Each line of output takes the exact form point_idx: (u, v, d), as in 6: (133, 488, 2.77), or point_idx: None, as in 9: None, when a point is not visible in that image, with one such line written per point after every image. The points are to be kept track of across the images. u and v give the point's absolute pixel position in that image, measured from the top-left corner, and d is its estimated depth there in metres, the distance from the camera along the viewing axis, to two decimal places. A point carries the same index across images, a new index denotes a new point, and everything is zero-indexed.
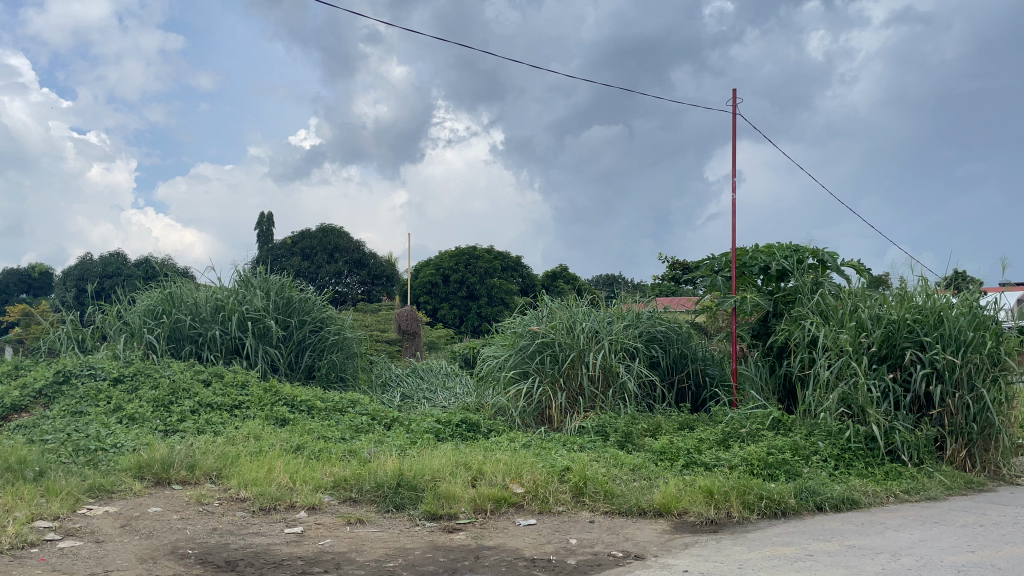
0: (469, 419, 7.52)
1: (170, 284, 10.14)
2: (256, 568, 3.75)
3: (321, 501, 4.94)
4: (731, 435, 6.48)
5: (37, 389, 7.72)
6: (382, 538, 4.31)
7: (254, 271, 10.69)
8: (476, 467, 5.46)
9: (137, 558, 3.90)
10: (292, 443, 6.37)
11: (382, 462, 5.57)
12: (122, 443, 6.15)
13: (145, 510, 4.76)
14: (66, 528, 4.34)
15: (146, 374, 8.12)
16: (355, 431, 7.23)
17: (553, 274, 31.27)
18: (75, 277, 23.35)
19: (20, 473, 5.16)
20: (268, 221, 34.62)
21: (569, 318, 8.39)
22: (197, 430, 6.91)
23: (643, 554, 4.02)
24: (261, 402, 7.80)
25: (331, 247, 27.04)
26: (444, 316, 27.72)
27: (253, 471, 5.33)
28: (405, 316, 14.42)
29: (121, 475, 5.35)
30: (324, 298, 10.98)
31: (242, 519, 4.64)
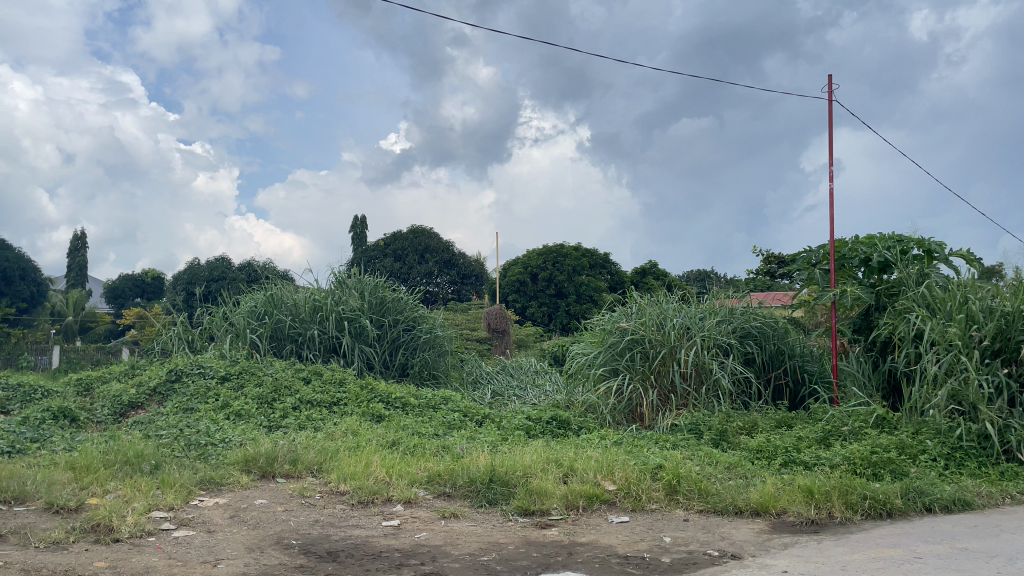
0: (559, 416, 7.53)
1: (271, 286, 10.59)
2: (355, 558, 3.87)
3: (416, 496, 5.06)
4: (832, 433, 6.26)
5: (152, 387, 8.21)
6: (476, 532, 4.37)
7: (349, 272, 11.04)
8: (568, 464, 5.46)
9: (246, 547, 4.09)
10: (387, 438, 6.55)
11: (475, 458, 5.67)
12: (230, 439, 6.46)
13: (252, 502, 4.99)
14: (181, 519, 4.59)
15: (251, 373, 8.50)
16: (447, 427, 7.36)
17: (642, 271, 30.96)
18: (185, 282, 24.60)
19: (138, 466, 5.51)
20: (361, 224, 35.57)
21: (659, 314, 8.27)
22: (298, 426, 7.19)
23: (740, 554, 3.94)
24: (358, 399, 8.04)
25: (422, 248, 27.62)
26: (533, 314, 27.90)
27: (352, 465, 5.50)
28: (494, 315, 14.60)
29: (230, 469, 5.63)
30: (417, 298, 11.22)
31: (342, 512, 4.80)
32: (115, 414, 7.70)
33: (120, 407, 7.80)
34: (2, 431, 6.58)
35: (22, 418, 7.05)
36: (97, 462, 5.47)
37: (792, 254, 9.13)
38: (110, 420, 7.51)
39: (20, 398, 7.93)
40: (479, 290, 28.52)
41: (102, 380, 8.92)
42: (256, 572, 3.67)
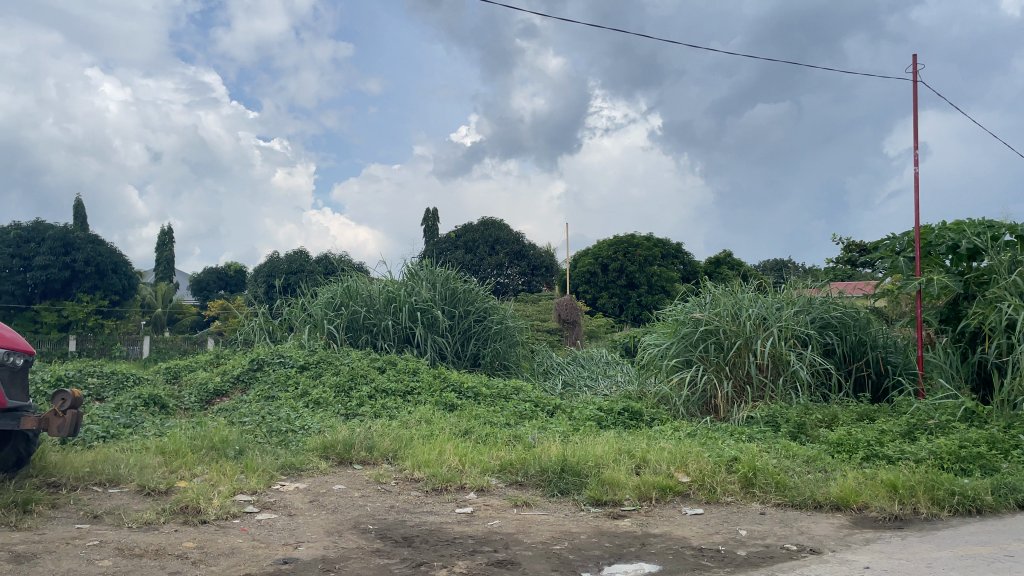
0: (631, 407, 7.49)
1: (347, 278, 10.83)
2: (430, 544, 3.95)
3: (489, 484, 5.12)
4: (917, 426, 6.03)
5: (235, 375, 8.52)
6: (548, 521, 4.40)
7: (422, 263, 11.20)
8: (640, 455, 5.43)
9: (325, 531, 4.22)
10: (460, 427, 6.63)
11: (547, 448, 5.69)
12: (309, 426, 6.66)
13: (330, 487, 5.13)
14: (264, 502, 4.77)
15: (328, 362, 8.73)
16: (518, 416, 7.42)
17: (717, 261, 30.40)
18: (265, 274, 25.44)
19: (223, 451, 5.73)
20: (433, 218, 35.99)
21: (734, 304, 8.11)
22: (374, 414, 7.35)
23: (819, 548, 3.84)
24: (431, 388, 8.17)
25: (492, 239, 27.81)
26: (604, 305, 27.75)
27: (426, 453, 5.60)
28: (565, 306, 14.59)
29: (309, 455, 5.80)
30: (488, 289, 11.30)
31: (417, 499, 4.90)
32: (201, 401, 8.03)
33: (206, 394, 8.14)
34: (98, 416, 6.95)
35: (117, 404, 7.43)
36: (185, 447, 5.72)
37: (874, 242, 8.83)
38: (197, 407, 7.85)
39: (113, 385, 8.35)
40: (550, 281, 28.50)
41: (189, 369, 9.31)
42: (335, 554, 3.78)
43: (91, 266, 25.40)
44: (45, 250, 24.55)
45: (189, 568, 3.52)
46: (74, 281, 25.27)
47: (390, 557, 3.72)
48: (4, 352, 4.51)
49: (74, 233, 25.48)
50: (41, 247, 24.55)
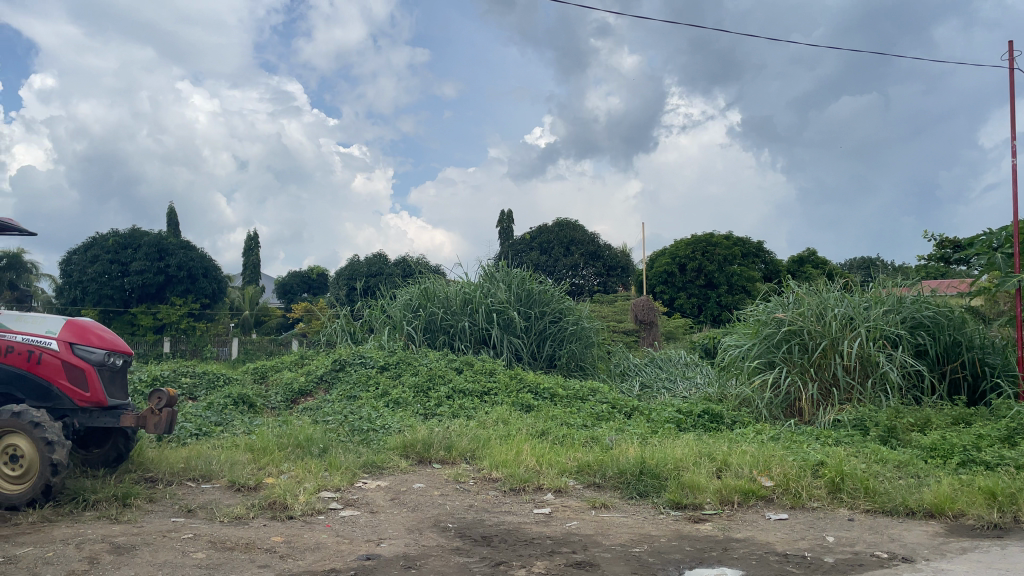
0: (711, 409, 7.35)
1: (424, 280, 11.00)
2: (509, 544, 3.97)
3: (567, 485, 5.11)
4: (1018, 431, 5.71)
5: (319, 375, 8.77)
6: (627, 523, 4.35)
7: (498, 264, 11.27)
8: (721, 459, 5.32)
9: (406, 528, 4.30)
10: (537, 428, 6.65)
11: (625, 450, 5.64)
12: (389, 425, 6.80)
13: (411, 485, 5.23)
14: (347, 499, 4.89)
15: (407, 363, 8.88)
16: (596, 418, 7.38)
17: (800, 259, 29.56)
18: (346, 277, 26.07)
19: (308, 449, 5.90)
20: (508, 219, 36.15)
21: (819, 303, 7.86)
22: (452, 414, 7.45)
23: (912, 557, 3.69)
24: (508, 389, 8.21)
25: (567, 240, 27.76)
26: (682, 306, 27.30)
27: (503, 453, 5.63)
28: (641, 307, 14.39)
29: (390, 453, 5.92)
30: (563, 290, 11.27)
31: (495, 498, 4.93)
32: (287, 400, 8.29)
33: (291, 394, 8.40)
34: (191, 414, 7.27)
35: (208, 402, 7.75)
36: (272, 445, 5.92)
37: (969, 238, 8.41)
38: (283, 406, 8.11)
39: (205, 385, 8.71)
40: (626, 281, 28.23)
41: (275, 369, 9.64)
42: (416, 552, 3.85)
43: (183, 270, 26.53)
44: (141, 256, 25.78)
45: (277, 562, 3.64)
46: (168, 285, 26.43)
47: (470, 556, 3.76)
48: (104, 353, 4.78)
49: (167, 239, 26.69)
50: (137, 253, 25.80)
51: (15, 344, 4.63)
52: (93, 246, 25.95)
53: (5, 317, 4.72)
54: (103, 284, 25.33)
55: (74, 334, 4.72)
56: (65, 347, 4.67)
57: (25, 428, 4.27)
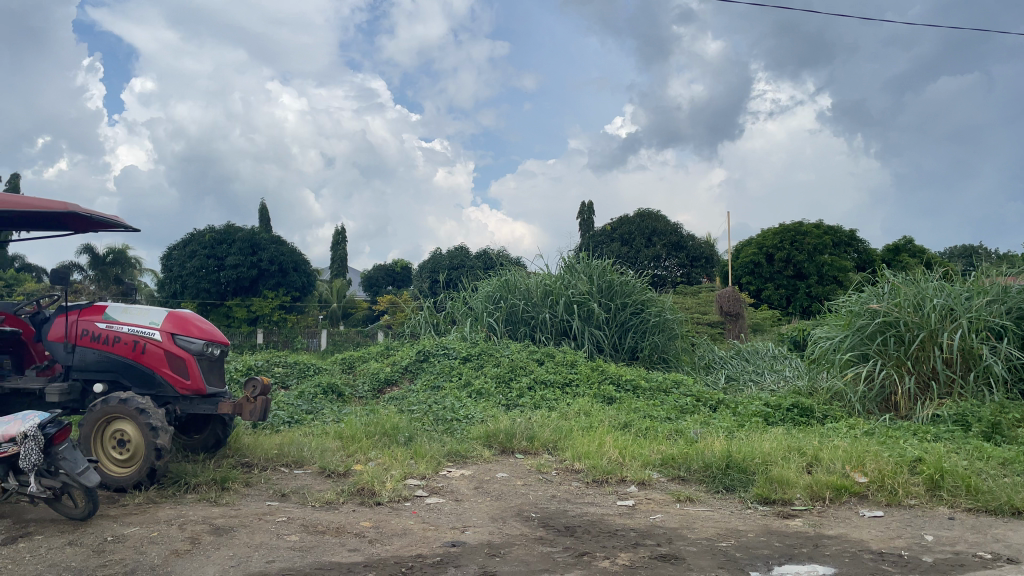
0: (801, 403, 7.13)
1: (505, 272, 11.06)
2: (592, 535, 3.97)
3: (650, 478, 5.06)
4: None
5: (404, 365, 8.96)
6: (713, 517, 4.28)
7: (578, 256, 11.22)
8: (812, 454, 5.17)
9: (491, 516, 4.35)
10: (619, 420, 6.61)
11: (711, 443, 5.55)
12: (472, 415, 6.89)
13: (494, 475, 5.28)
14: (432, 487, 4.99)
15: (489, 354, 8.96)
16: (680, 411, 7.28)
17: (895, 248, 28.35)
18: (429, 270, 26.51)
19: (394, 438, 6.05)
20: (588, 210, 35.95)
21: (916, 293, 7.51)
22: (534, 405, 7.49)
23: (1018, 558, 3.51)
24: (589, 380, 8.20)
25: (649, 231, 27.40)
26: (769, 297, 26.63)
27: (586, 445, 5.63)
28: (726, 298, 14.05)
29: (474, 443, 6.01)
30: (645, 281, 11.15)
31: (578, 489, 4.94)
32: (373, 389, 8.52)
33: (378, 383, 8.62)
34: (284, 403, 7.55)
35: (300, 392, 8.03)
36: (360, 433, 6.09)
37: None
38: (370, 396, 8.32)
39: (297, 374, 9.03)
40: (710, 272, 27.67)
41: (362, 360, 9.90)
42: (500, 540, 3.89)
43: (274, 264, 27.51)
44: (235, 251, 26.86)
45: (366, 546, 3.75)
46: (261, 279, 27.44)
47: (554, 545, 3.78)
48: (203, 343, 5.00)
49: (259, 235, 27.74)
50: (232, 248, 26.90)
51: (122, 334, 4.90)
52: (192, 242, 27.21)
53: (113, 309, 5.01)
54: (201, 278, 26.52)
55: (175, 325, 4.96)
56: (167, 337, 4.91)
57: (131, 414, 4.52)
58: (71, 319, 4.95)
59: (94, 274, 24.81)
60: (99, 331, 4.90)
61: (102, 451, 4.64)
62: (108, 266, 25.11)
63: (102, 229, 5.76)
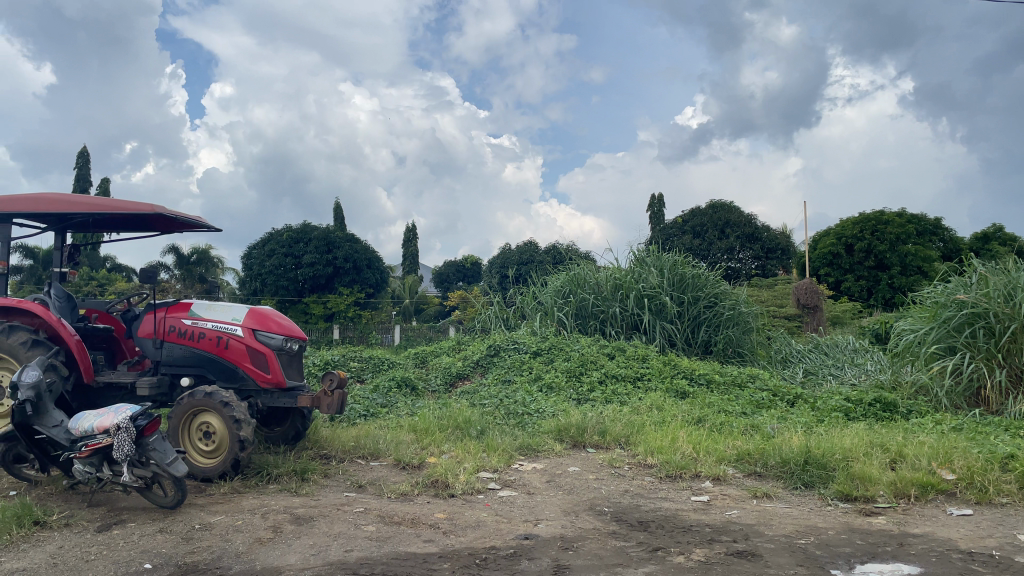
0: (884, 398, 6.89)
1: (574, 266, 11.04)
2: (667, 530, 3.93)
3: (725, 473, 4.98)
4: None
5: (475, 360, 9.05)
6: (791, 514, 4.19)
7: (648, 249, 11.10)
8: (895, 450, 5.00)
9: (563, 510, 4.36)
10: (693, 415, 6.52)
11: (788, 438, 5.42)
12: (543, 409, 6.91)
13: (566, 469, 5.29)
14: (505, 480, 5.03)
15: (559, 348, 8.95)
16: (755, 406, 7.13)
17: (984, 236, 27.10)
18: (499, 266, 26.67)
19: (466, 431, 6.12)
20: (659, 202, 35.55)
21: (1007, 283, 7.16)
22: (605, 399, 7.46)
23: None
24: (662, 375, 8.11)
25: (722, 223, 26.86)
26: (850, 289, 25.69)
27: (658, 439, 5.57)
28: (803, 289, 13.66)
29: (545, 437, 6.03)
30: (718, 273, 10.95)
31: (651, 484, 4.90)
32: (446, 383, 8.63)
33: (450, 377, 8.74)
34: (360, 397, 7.73)
35: (375, 386, 8.22)
36: (434, 426, 6.18)
37: None
38: (443, 389, 8.44)
39: (371, 368, 9.23)
40: (786, 264, 26.95)
41: (434, 354, 10.04)
42: (573, 534, 3.90)
43: (349, 262, 28.16)
44: (312, 249, 27.59)
45: (441, 537, 3.81)
46: (336, 276, 28.13)
47: (628, 540, 3.76)
48: (282, 339, 5.17)
49: (334, 233, 28.45)
50: (308, 247, 27.65)
51: (207, 330, 5.10)
52: (270, 241, 28.09)
53: (198, 306, 5.22)
54: (279, 275, 27.33)
55: (256, 321, 5.14)
56: (249, 333, 5.09)
57: (216, 407, 4.70)
58: (159, 316, 5.18)
59: (180, 273, 25.89)
60: (186, 327, 5.12)
61: (189, 443, 4.84)
62: (193, 265, 26.15)
63: (186, 229, 6.01)
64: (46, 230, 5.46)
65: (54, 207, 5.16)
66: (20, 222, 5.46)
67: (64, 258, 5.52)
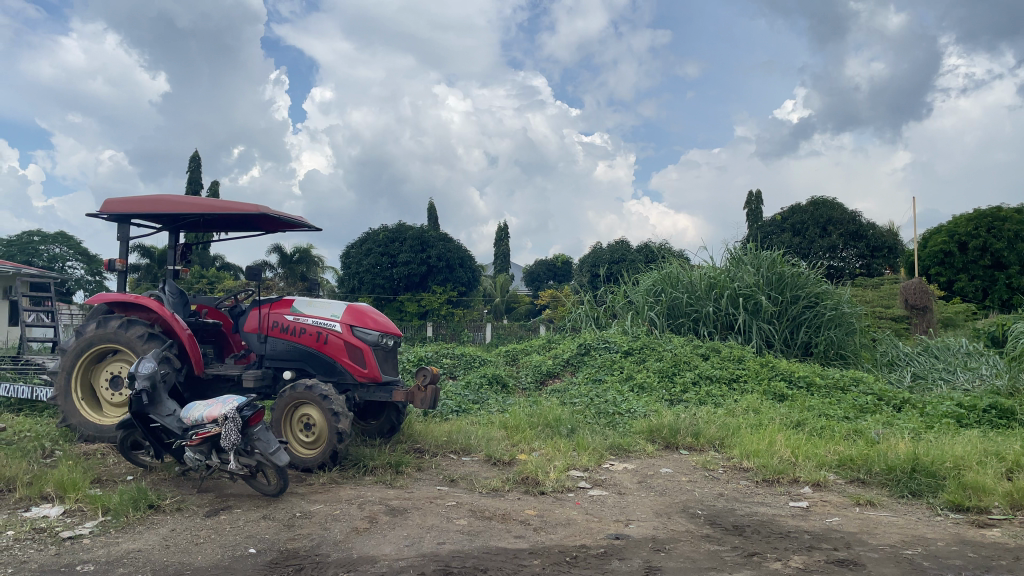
0: (1001, 404, 6.49)
1: (666, 265, 10.87)
2: (763, 535, 3.82)
3: (826, 479, 4.80)
4: None
5: (565, 358, 9.03)
6: (897, 523, 4.00)
7: (744, 247, 10.81)
8: (1013, 459, 4.71)
9: (655, 512, 4.30)
10: (792, 419, 6.30)
11: (894, 445, 5.18)
12: (634, 409, 6.84)
13: (658, 470, 5.22)
14: (595, 479, 5.01)
15: (651, 348, 8.83)
16: (859, 410, 6.84)
17: None
18: (590, 265, 26.54)
19: (557, 429, 6.13)
20: (756, 199, 34.56)
21: None
22: (699, 401, 7.33)
23: None
24: (758, 376, 7.88)
25: (823, 220, 25.88)
26: (963, 290, 24.27)
27: (755, 443, 5.42)
28: (911, 289, 13.08)
29: (637, 437, 5.96)
30: (819, 273, 10.56)
31: (747, 488, 4.77)
32: (536, 381, 8.66)
33: (540, 375, 8.76)
34: (452, 392, 7.86)
35: (467, 382, 8.33)
36: (524, 423, 6.22)
37: None
38: (533, 388, 8.48)
39: (463, 365, 9.37)
40: (893, 263, 25.71)
41: (525, 352, 10.09)
42: (665, 536, 3.84)
43: (442, 261, 28.64)
44: (406, 248, 28.22)
45: (532, 534, 3.83)
46: (430, 275, 28.66)
47: (721, 544, 3.68)
48: (378, 335, 5.31)
49: (428, 234, 29.04)
50: (403, 246, 28.30)
51: (308, 326, 5.29)
52: (367, 240, 28.90)
53: (300, 302, 5.43)
54: (376, 274, 28.05)
55: (353, 317, 5.30)
56: (347, 329, 5.25)
57: (316, 400, 4.88)
58: (263, 312, 5.41)
59: (282, 271, 26.95)
60: (288, 323, 5.33)
61: (291, 434, 5.04)
62: (295, 263, 27.17)
63: (289, 229, 6.25)
64: (161, 230, 5.79)
65: (168, 208, 5.46)
66: (138, 223, 5.81)
67: (177, 257, 5.84)
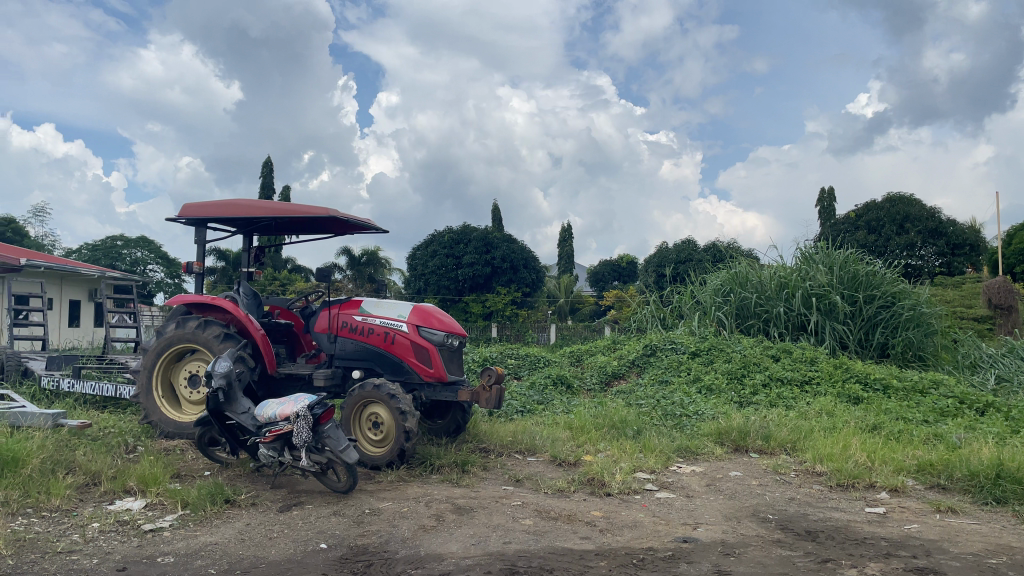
0: None
1: (734, 264, 10.67)
2: (837, 542, 3.71)
3: (904, 485, 4.63)
4: None
5: (631, 359, 8.95)
6: (981, 531, 3.82)
7: (816, 245, 10.52)
8: None
9: (724, 515, 4.22)
10: (868, 422, 6.10)
11: (977, 450, 4.96)
12: (702, 411, 6.73)
13: (727, 473, 5.12)
14: (662, 481, 4.95)
15: (720, 349, 8.67)
16: (939, 414, 6.57)
17: None
18: (655, 264, 26.21)
19: (623, 431, 6.07)
20: (829, 197, 33.57)
21: None
22: (769, 403, 7.17)
23: None
24: (832, 378, 7.65)
25: (900, 217, 24.97)
26: None
27: (828, 446, 5.27)
28: (995, 287, 12.54)
29: (705, 439, 5.86)
30: (896, 272, 10.19)
31: (820, 493, 4.64)
32: (602, 382, 8.61)
33: (606, 376, 8.71)
34: (517, 393, 7.88)
35: (532, 383, 8.34)
36: (590, 424, 6.19)
37: None
38: (598, 389, 8.43)
39: (528, 366, 9.38)
40: (976, 261, 24.59)
41: (589, 353, 10.05)
42: (735, 540, 3.77)
43: (507, 261, 28.72)
44: (471, 250, 28.43)
45: (598, 535, 3.81)
46: (495, 276, 28.79)
47: (794, 550, 3.59)
48: (444, 335, 5.36)
49: (493, 235, 29.19)
50: (468, 247, 28.53)
51: (375, 326, 5.39)
52: (433, 242, 29.24)
53: (368, 303, 5.53)
54: (442, 275, 28.35)
55: (419, 318, 5.37)
56: (413, 329, 5.32)
57: (384, 399, 4.96)
58: (333, 312, 5.54)
59: (350, 273, 27.51)
60: (357, 323, 5.43)
61: (360, 432, 5.13)
62: (363, 265, 27.68)
63: (357, 231, 6.37)
64: (235, 234, 5.98)
65: (243, 212, 5.63)
66: (215, 226, 6.01)
67: (251, 259, 6.02)
